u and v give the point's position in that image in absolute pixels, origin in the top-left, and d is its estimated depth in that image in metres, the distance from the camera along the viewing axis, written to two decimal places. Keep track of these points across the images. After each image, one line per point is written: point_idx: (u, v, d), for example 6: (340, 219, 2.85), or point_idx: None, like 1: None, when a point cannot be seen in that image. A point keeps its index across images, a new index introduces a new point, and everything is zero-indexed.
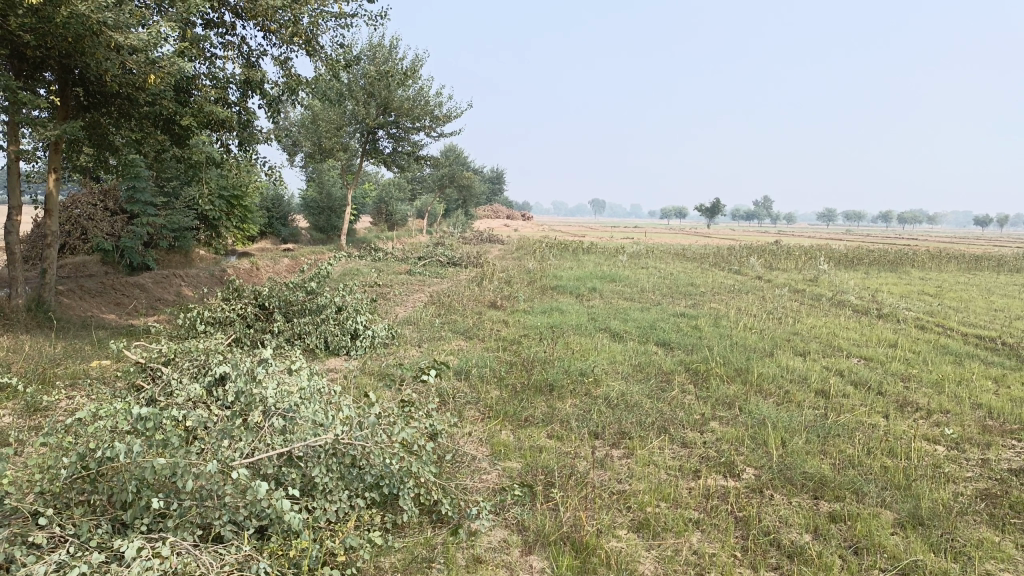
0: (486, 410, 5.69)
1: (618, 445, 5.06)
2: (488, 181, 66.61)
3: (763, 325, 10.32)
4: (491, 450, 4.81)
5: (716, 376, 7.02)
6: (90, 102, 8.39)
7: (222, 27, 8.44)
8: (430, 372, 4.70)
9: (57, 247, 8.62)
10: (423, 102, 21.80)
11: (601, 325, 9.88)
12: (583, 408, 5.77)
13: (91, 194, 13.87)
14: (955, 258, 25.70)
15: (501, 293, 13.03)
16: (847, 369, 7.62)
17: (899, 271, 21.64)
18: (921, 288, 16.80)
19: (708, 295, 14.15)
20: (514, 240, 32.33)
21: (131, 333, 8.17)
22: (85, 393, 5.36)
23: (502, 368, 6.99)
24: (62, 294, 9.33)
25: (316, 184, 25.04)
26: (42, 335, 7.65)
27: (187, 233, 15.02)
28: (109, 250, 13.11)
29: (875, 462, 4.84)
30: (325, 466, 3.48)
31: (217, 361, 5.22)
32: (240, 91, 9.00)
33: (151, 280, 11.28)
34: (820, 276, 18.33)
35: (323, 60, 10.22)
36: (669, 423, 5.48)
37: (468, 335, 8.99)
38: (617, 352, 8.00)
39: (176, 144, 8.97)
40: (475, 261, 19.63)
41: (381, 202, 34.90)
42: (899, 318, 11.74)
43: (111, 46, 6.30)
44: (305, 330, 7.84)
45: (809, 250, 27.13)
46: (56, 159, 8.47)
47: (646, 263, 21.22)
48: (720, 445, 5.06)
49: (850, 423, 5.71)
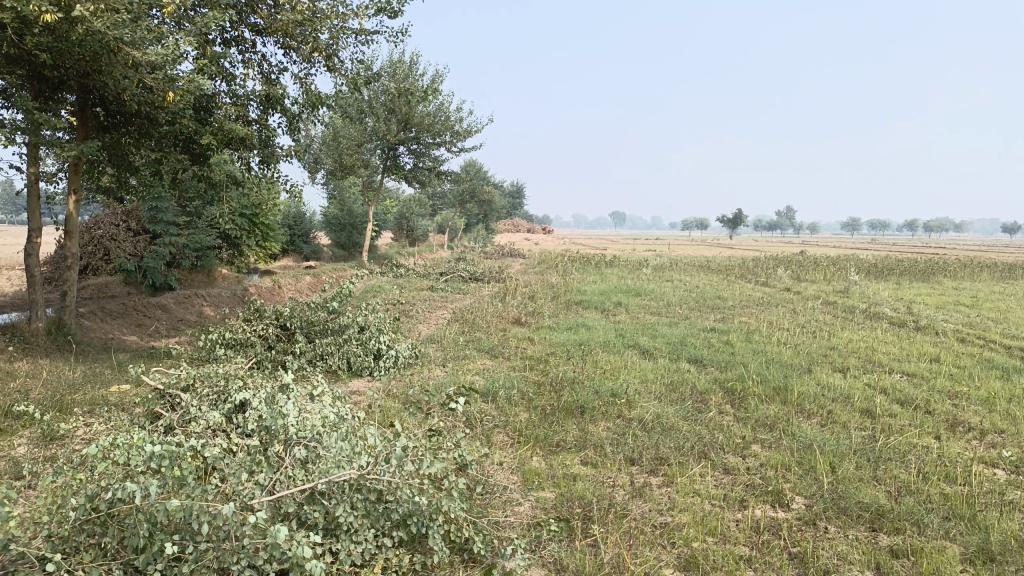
0: (515, 435, 5.45)
1: (656, 472, 4.80)
2: (508, 194, 66.51)
3: (798, 340, 9.99)
4: (522, 479, 4.57)
5: (754, 396, 6.71)
6: (111, 122, 8.34)
7: (242, 45, 8.34)
8: (458, 397, 4.48)
9: (77, 270, 8.52)
10: (443, 117, 21.72)
11: (630, 342, 9.62)
12: (617, 432, 5.51)
13: (114, 214, 13.89)
14: (988, 266, 25.11)
15: (525, 309, 12.81)
16: (891, 386, 7.28)
17: (932, 281, 21.13)
18: (956, 298, 16.34)
19: (737, 309, 13.82)
20: (535, 254, 32.08)
21: (152, 356, 8.03)
22: (103, 421, 5.19)
23: (530, 389, 6.74)
24: (84, 316, 9.23)
25: (337, 200, 25.00)
26: (62, 359, 7.54)
27: (209, 253, 14.97)
28: (131, 270, 13.06)
29: (932, 488, 4.53)
30: (350, 504, 3.27)
31: (237, 388, 5.04)
32: (260, 108, 8.87)
33: (173, 301, 11.18)
34: (850, 288, 17.92)
35: (344, 76, 10.10)
36: (708, 447, 5.20)
37: (493, 354, 8.77)
38: (648, 370, 7.72)
39: (196, 163, 8.84)
40: (498, 277, 19.43)
41: (401, 218, 34.80)
42: (937, 331, 11.35)
43: (129, 64, 6.17)
44: (327, 351, 7.65)
45: (838, 260, 26.59)
46: (76, 180, 8.39)
47: (671, 276, 20.88)
48: (765, 471, 4.77)
49: (902, 446, 5.38)
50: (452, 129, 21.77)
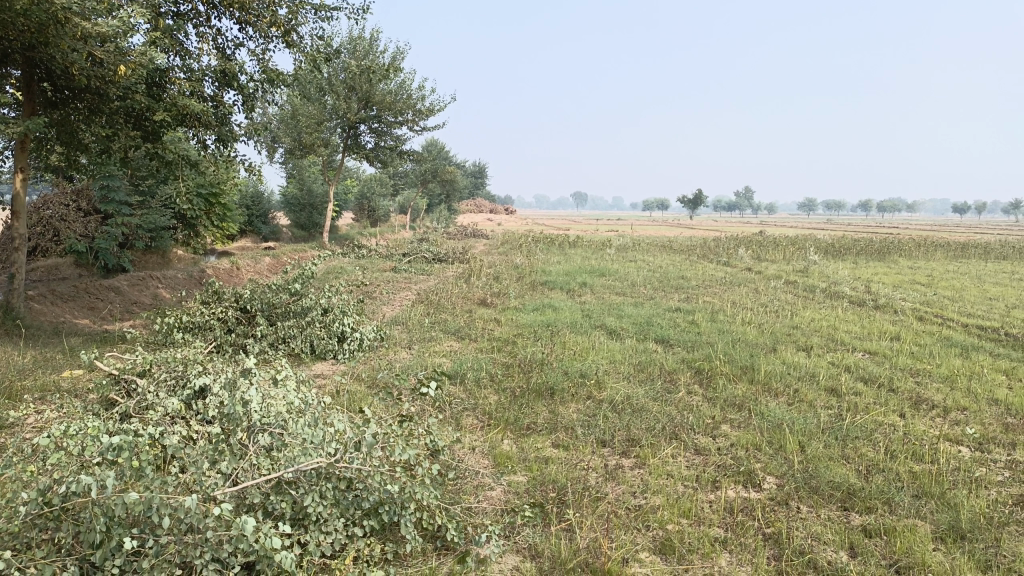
0: (484, 418, 5.37)
1: (628, 453, 4.76)
2: (470, 174, 66.07)
3: (761, 320, 10.06)
4: (494, 462, 4.49)
5: (721, 375, 6.73)
6: (59, 97, 7.98)
7: (197, 18, 8.02)
8: (428, 382, 4.36)
9: (25, 251, 8.16)
10: (405, 95, 21.36)
11: (596, 323, 9.59)
12: (587, 414, 5.46)
13: (63, 194, 13.42)
14: (940, 246, 25.71)
15: (490, 290, 12.71)
16: (855, 365, 7.37)
17: (888, 261, 21.55)
18: (912, 278, 16.67)
19: (701, 289, 13.90)
20: (498, 235, 31.96)
21: (105, 340, 7.75)
22: (54, 408, 4.96)
23: (498, 371, 6.66)
24: (33, 300, 8.87)
25: (297, 180, 24.53)
26: (10, 344, 7.24)
27: (164, 233, 14.55)
28: (82, 251, 12.63)
29: (900, 467, 4.58)
30: (319, 493, 3.16)
31: (196, 373, 4.87)
32: (216, 84, 8.56)
33: (127, 283, 10.83)
34: (810, 267, 18.17)
35: (303, 52, 9.80)
36: (678, 428, 5.18)
37: (459, 335, 8.67)
38: (616, 351, 7.69)
39: (149, 140, 8.51)
40: (462, 257, 19.27)
41: (362, 198, 34.30)
42: (896, 310, 11.54)
43: (77, 36, 5.86)
44: (289, 333, 7.47)
45: (798, 239, 26.93)
46: (22, 157, 8.00)
47: (634, 256, 20.95)
48: (736, 451, 4.77)
49: (869, 424, 5.43)
50: (414, 108, 21.44)
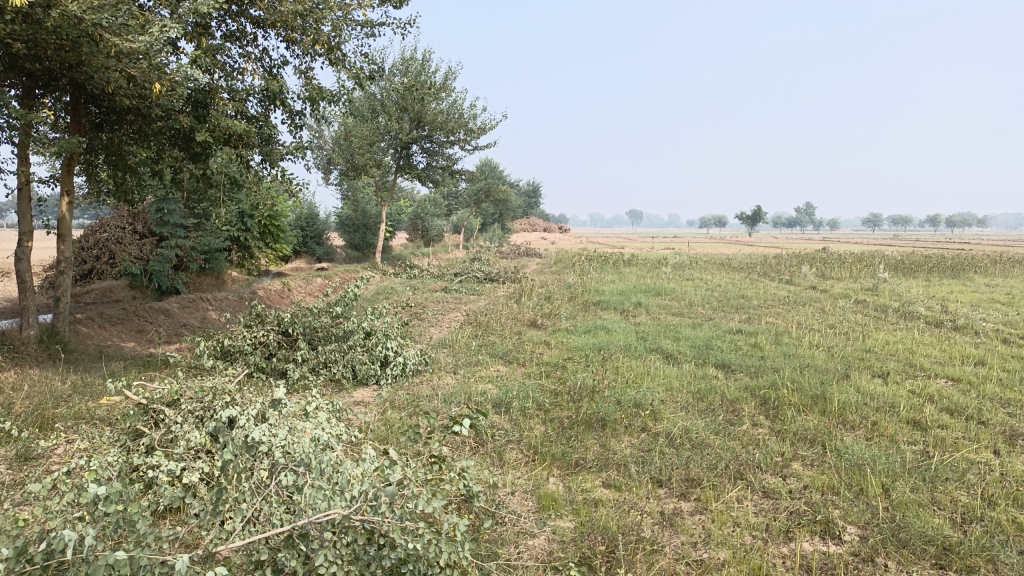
0: (529, 453, 4.97)
1: (687, 496, 4.29)
2: (524, 194, 65.84)
3: (831, 342, 9.40)
4: (538, 504, 4.08)
5: (790, 406, 6.18)
6: (105, 120, 7.94)
7: (240, 38, 7.91)
8: (464, 421, 3.74)
9: (71, 274, 8.12)
10: (456, 114, 21.26)
11: (652, 346, 9.09)
12: (641, 449, 4.99)
13: (120, 217, 13.65)
14: (1017, 261, 24.31)
15: (541, 311, 12.31)
16: (938, 394, 6.70)
17: (963, 278, 20.36)
18: (991, 296, 15.63)
19: (763, 309, 13.24)
20: (551, 254, 31.57)
21: (149, 365, 7.63)
22: (81, 438, 4.76)
23: (547, 399, 6.24)
24: (80, 323, 8.86)
25: (351, 201, 24.63)
26: (52, 369, 7.16)
27: (218, 255, 14.62)
28: (137, 274, 12.72)
29: (1001, 515, 4.01)
30: (334, 550, 2.82)
31: (223, 404, 4.59)
32: (261, 104, 8.42)
33: (177, 306, 10.81)
34: (879, 286, 17.25)
35: (350, 71, 9.61)
36: (743, 466, 4.69)
37: (507, 359, 8.29)
38: (673, 378, 7.19)
39: (193, 161, 8.40)
40: (514, 277, 18.94)
41: (417, 218, 34.27)
42: (977, 331, 10.69)
43: (111, 53, 5.74)
44: (330, 358, 7.21)
45: (865, 256, 25.81)
46: (68, 180, 7.98)
47: (691, 274, 20.33)
48: (810, 495, 4.26)
49: (960, 463, 4.84)
50: (466, 127, 21.31)
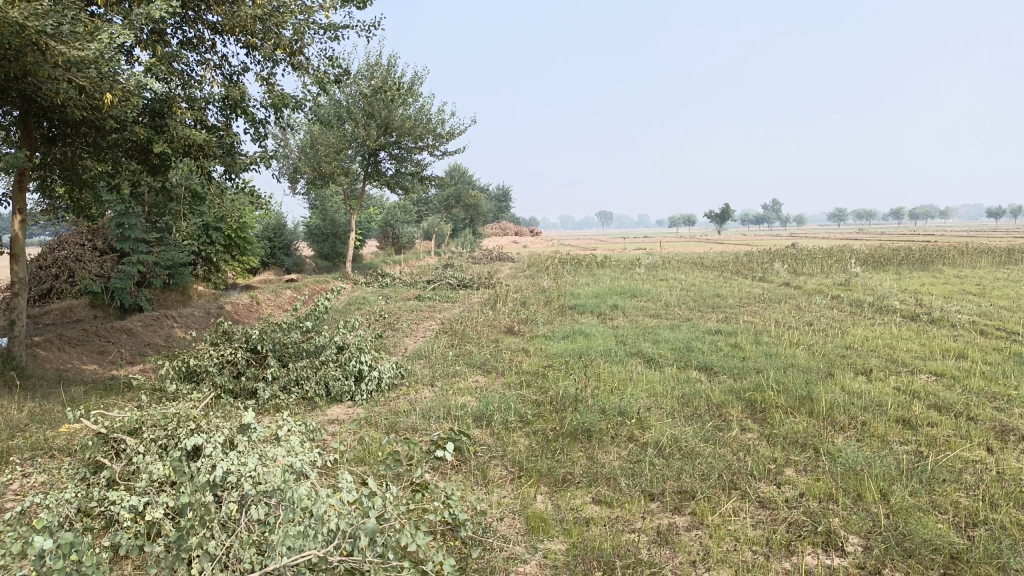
0: (514, 469, 4.77)
1: (681, 510, 4.12)
2: (494, 199, 65.65)
3: (811, 340, 9.32)
4: (527, 526, 3.88)
5: (777, 408, 6.04)
6: (58, 134, 7.59)
7: (198, 44, 7.62)
8: (448, 448, 3.63)
9: (25, 295, 7.75)
10: (424, 119, 21.01)
11: (632, 350, 8.93)
12: (630, 461, 4.81)
13: (79, 233, 13.19)
14: (984, 252, 24.64)
15: (517, 317, 12.12)
16: (924, 390, 6.62)
17: (932, 270, 20.54)
18: (962, 288, 15.75)
19: (739, 307, 13.18)
20: (523, 258, 31.38)
21: (111, 388, 7.29)
22: (37, 473, 4.46)
23: (529, 411, 6.05)
24: (38, 346, 8.48)
25: (319, 210, 24.24)
26: (7, 396, 6.80)
27: (183, 270, 14.21)
28: (98, 292, 12.30)
29: (1004, 518, 3.89)
30: None
31: (189, 431, 4.31)
32: (222, 112, 8.12)
33: (140, 324, 10.43)
34: (851, 280, 17.31)
35: (313, 76, 9.33)
36: (736, 475, 4.53)
37: (486, 369, 8.07)
38: (657, 382, 7.04)
39: (151, 173, 8.09)
40: (487, 283, 18.72)
41: (387, 226, 33.86)
42: (953, 324, 10.70)
43: (58, 63, 5.43)
44: (302, 375, 6.93)
45: (836, 251, 25.97)
46: (20, 197, 7.61)
47: (665, 274, 20.27)
48: (807, 504, 4.11)
49: (956, 463, 4.73)
50: (434, 132, 21.06)
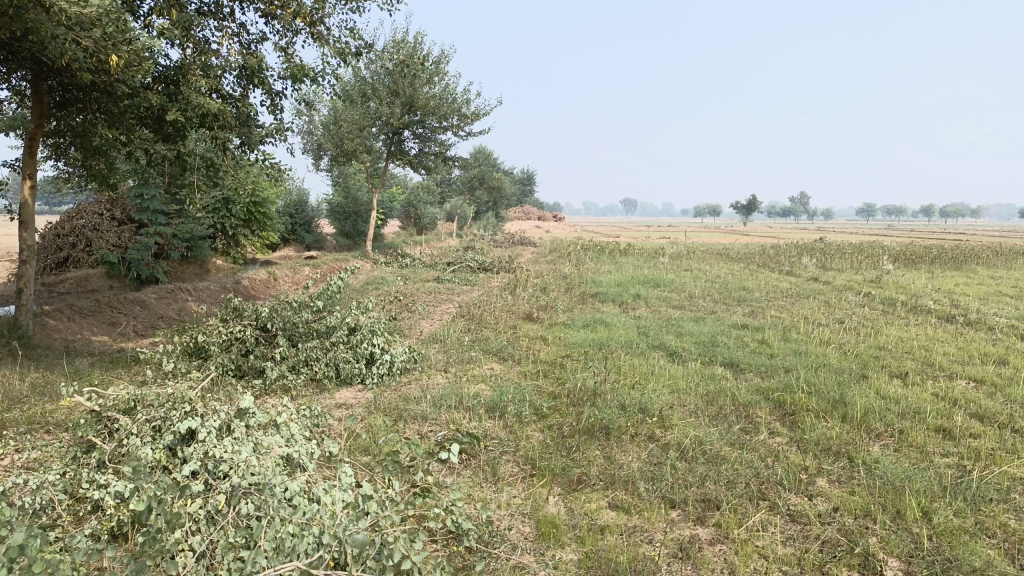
0: (526, 467, 4.49)
1: (704, 521, 3.82)
2: (518, 181, 65.17)
3: (842, 339, 8.93)
4: (537, 532, 3.60)
5: (807, 411, 5.71)
6: (68, 98, 7.36)
7: (215, 9, 7.35)
8: (450, 448, 3.31)
9: (34, 263, 7.57)
10: (449, 98, 20.66)
11: (655, 342, 8.60)
12: (651, 463, 4.51)
13: (98, 203, 13.08)
14: (1021, 254, 23.90)
15: (537, 303, 11.83)
16: (964, 398, 6.24)
17: (965, 270, 19.95)
18: (998, 289, 15.19)
19: (766, 302, 12.78)
20: (546, 243, 31.03)
21: (118, 362, 7.11)
22: (27, 451, 4.25)
23: (545, 403, 5.77)
24: (48, 316, 8.32)
25: (341, 188, 24.05)
26: (11, 366, 6.64)
27: (201, 243, 14.06)
28: (114, 262, 12.18)
29: None
30: None
31: (183, 414, 4.06)
32: (239, 82, 7.85)
33: (153, 296, 10.26)
34: (883, 278, 16.78)
35: (335, 47, 9.01)
36: (764, 485, 4.21)
37: (502, 356, 7.80)
38: (679, 378, 6.71)
39: (165, 142, 7.85)
40: (507, 267, 18.43)
41: (409, 206, 33.63)
42: (991, 327, 10.25)
43: (61, 20, 5.18)
44: (312, 356, 6.70)
45: (866, 246, 25.30)
46: (30, 163, 7.41)
47: (690, 265, 19.84)
48: (841, 519, 3.80)
49: (1002, 480, 4.38)
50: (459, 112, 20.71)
